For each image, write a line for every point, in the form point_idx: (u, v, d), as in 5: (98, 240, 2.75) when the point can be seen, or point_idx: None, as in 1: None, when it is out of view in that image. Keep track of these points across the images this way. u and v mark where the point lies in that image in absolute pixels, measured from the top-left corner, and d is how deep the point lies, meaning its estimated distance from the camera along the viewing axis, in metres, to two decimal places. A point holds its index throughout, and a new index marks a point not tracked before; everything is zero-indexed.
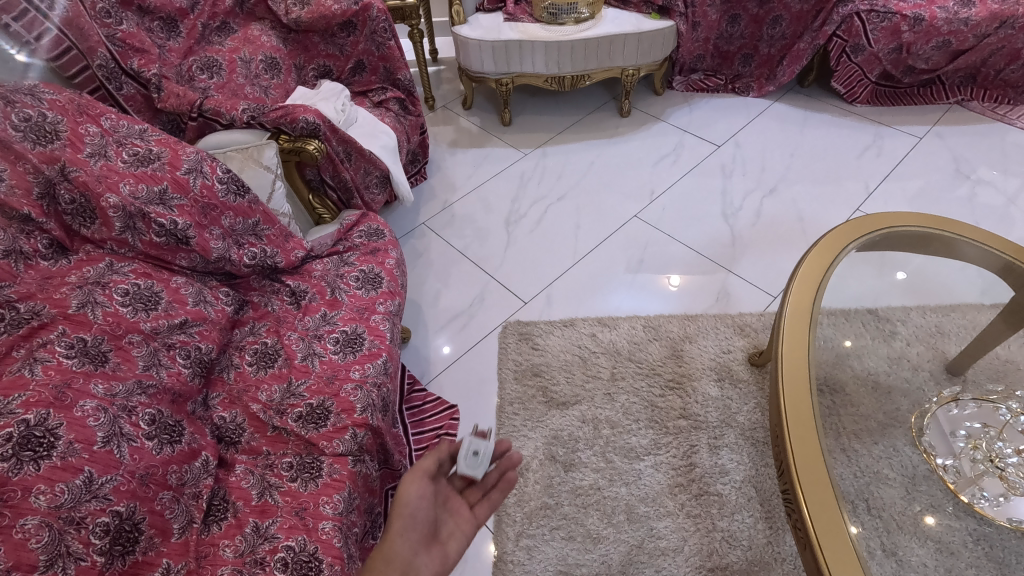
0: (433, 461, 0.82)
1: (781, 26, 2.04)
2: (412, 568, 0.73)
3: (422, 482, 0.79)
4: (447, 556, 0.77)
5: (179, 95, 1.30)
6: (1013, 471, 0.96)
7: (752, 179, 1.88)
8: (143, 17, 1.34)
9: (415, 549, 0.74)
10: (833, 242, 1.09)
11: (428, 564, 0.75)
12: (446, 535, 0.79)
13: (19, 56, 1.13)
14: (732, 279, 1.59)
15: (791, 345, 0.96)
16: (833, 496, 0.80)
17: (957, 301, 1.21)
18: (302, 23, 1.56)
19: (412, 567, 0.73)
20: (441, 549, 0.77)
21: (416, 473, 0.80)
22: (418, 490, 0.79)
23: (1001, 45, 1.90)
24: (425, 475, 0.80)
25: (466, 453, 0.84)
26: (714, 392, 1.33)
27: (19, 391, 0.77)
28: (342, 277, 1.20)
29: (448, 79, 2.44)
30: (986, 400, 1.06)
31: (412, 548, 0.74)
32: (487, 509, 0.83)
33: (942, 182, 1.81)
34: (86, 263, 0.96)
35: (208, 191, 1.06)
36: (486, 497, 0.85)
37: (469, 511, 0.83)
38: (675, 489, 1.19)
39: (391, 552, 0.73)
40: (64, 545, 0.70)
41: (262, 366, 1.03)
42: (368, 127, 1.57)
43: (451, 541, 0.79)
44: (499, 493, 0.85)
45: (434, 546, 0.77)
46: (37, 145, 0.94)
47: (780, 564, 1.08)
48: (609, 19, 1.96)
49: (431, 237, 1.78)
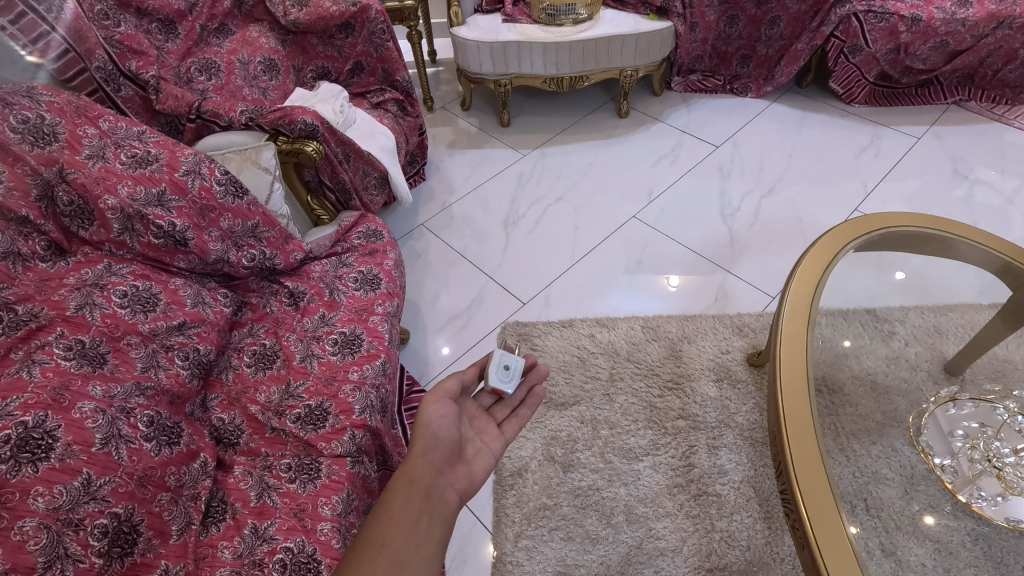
0: (456, 383, 0.82)
1: (779, 26, 2.04)
2: (438, 486, 0.76)
3: (445, 404, 0.79)
4: (473, 474, 0.80)
5: (177, 96, 1.30)
6: (1010, 471, 0.95)
7: (750, 179, 1.88)
8: (141, 19, 1.35)
9: (439, 469, 0.77)
10: (830, 242, 1.09)
11: (454, 482, 0.78)
12: (471, 454, 0.82)
13: (31, 55, 1.13)
14: (731, 279, 1.59)
15: (789, 345, 0.96)
16: (831, 496, 0.80)
17: (955, 300, 1.21)
18: (300, 25, 1.57)
19: (438, 485, 0.76)
20: (467, 468, 0.80)
21: (438, 395, 0.80)
22: (441, 412, 0.79)
23: (999, 45, 1.90)
24: (448, 397, 0.80)
25: (498, 367, 0.86)
26: (713, 392, 1.33)
27: (16, 393, 0.77)
28: (341, 278, 1.20)
29: (446, 80, 2.44)
30: (983, 399, 1.06)
31: (437, 468, 0.77)
32: (515, 426, 0.88)
33: (940, 182, 1.81)
34: (84, 265, 0.96)
35: (206, 193, 1.06)
36: (513, 415, 0.89)
37: (495, 429, 0.86)
38: (674, 489, 1.19)
39: (415, 473, 0.75)
40: (62, 547, 0.70)
41: (260, 368, 1.04)
42: (367, 128, 1.57)
43: (477, 458, 0.82)
44: (526, 410, 0.90)
45: (459, 465, 0.80)
46: (35, 147, 0.94)
47: (778, 564, 1.08)
48: (607, 20, 1.96)
49: (429, 238, 1.78)
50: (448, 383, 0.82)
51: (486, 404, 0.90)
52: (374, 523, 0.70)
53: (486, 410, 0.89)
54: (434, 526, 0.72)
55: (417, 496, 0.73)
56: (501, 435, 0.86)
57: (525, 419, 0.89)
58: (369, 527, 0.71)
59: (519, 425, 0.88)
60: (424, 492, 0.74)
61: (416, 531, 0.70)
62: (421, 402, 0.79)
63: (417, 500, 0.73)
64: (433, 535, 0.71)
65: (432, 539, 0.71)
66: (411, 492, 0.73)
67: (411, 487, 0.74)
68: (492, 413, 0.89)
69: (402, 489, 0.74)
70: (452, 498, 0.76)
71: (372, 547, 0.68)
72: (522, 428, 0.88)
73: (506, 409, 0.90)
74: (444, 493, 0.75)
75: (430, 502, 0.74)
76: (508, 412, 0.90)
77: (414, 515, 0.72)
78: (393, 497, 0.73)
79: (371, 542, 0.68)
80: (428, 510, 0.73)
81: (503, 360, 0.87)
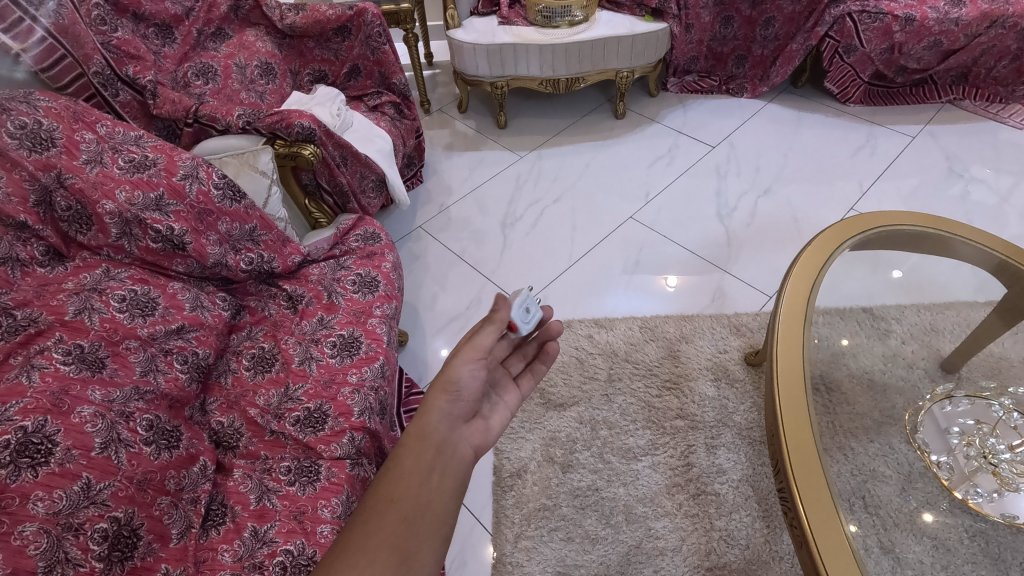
0: (488, 337, 0.76)
1: (774, 27, 2.05)
2: (451, 441, 0.73)
3: (476, 362, 0.75)
4: (488, 429, 0.79)
5: (174, 101, 1.30)
6: (1006, 467, 0.97)
7: (747, 179, 1.89)
8: (138, 24, 1.35)
9: (454, 424, 0.74)
10: (827, 241, 1.10)
11: (469, 437, 0.75)
12: (487, 409, 0.80)
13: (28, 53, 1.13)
14: (728, 279, 1.60)
15: (785, 344, 0.96)
16: (828, 494, 0.81)
17: (952, 298, 1.21)
18: (296, 29, 1.59)
19: (451, 440, 0.73)
20: (483, 424, 0.79)
21: (469, 352, 0.75)
22: (470, 369, 0.75)
23: (992, 45, 1.92)
24: (479, 354, 0.76)
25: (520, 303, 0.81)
26: (710, 391, 1.34)
27: (16, 398, 0.77)
28: (339, 281, 1.20)
29: (443, 82, 2.45)
30: (979, 396, 1.08)
31: (450, 422, 0.74)
32: (529, 381, 0.88)
33: (935, 181, 1.82)
34: (83, 270, 0.96)
35: (205, 197, 1.06)
36: (528, 370, 0.89)
37: (510, 385, 0.86)
38: (672, 489, 1.19)
39: (427, 428, 0.72)
40: (62, 552, 0.70)
41: (259, 371, 1.04)
42: (364, 131, 1.58)
43: (494, 414, 0.81)
44: (542, 366, 0.89)
45: (474, 420, 0.78)
46: (32, 152, 0.94)
47: (777, 562, 1.09)
48: (603, 22, 1.97)
49: (427, 241, 1.79)
50: (485, 337, 0.76)
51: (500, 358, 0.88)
52: (385, 477, 0.68)
53: (500, 366, 0.87)
54: (447, 481, 0.69)
55: (429, 451, 0.70)
56: (516, 392, 0.86)
57: (539, 375, 0.89)
58: (379, 481, 0.68)
59: (533, 381, 0.88)
60: (437, 447, 0.71)
61: (428, 486, 0.68)
62: (451, 355, 0.75)
63: (428, 456, 0.70)
64: (446, 491, 0.69)
65: (446, 495, 0.68)
66: (422, 448, 0.70)
67: (422, 442, 0.71)
68: (507, 369, 0.88)
69: (413, 444, 0.70)
70: (466, 452, 0.74)
71: (384, 503, 0.66)
72: (536, 385, 0.88)
73: (519, 364, 0.89)
74: (458, 447, 0.73)
75: (443, 457, 0.71)
76: (522, 365, 0.90)
77: (426, 470, 0.69)
78: (404, 451, 0.70)
79: (382, 497, 0.66)
80: (440, 465, 0.70)
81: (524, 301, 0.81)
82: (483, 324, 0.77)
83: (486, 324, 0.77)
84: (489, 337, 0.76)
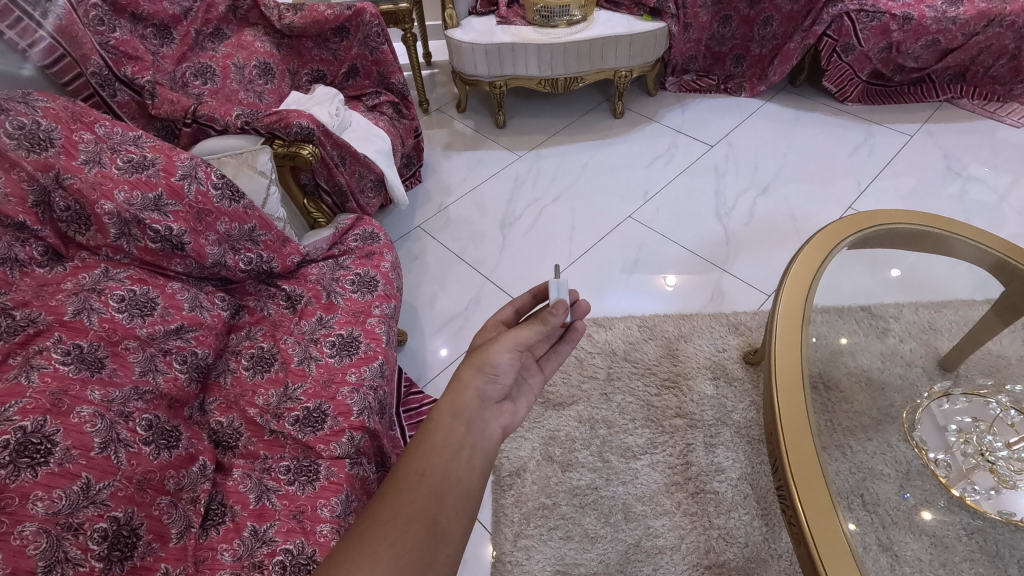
0: (532, 333, 0.76)
1: (772, 26, 2.05)
2: (481, 418, 0.72)
3: (515, 350, 0.75)
4: (517, 412, 0.77)
5: (173, 101, 1.30)
6: (1003, 464, 0.96)
7: (745, 178, 1.89)
8: (136, 24, 1.35)
9: (485, 403, 0.73)
10: (825, 240, 1.10)
11: (498, 418, 0.74)
12: (515, 391, 0.78)
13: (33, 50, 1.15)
14: (726, 278, 1.60)
15: (784, 342, 0.97)
16: (827, 492, 0.81)
17: (949, 296, 1.22)
18: (295, 29, 1.59)
19: (481, 418, 0.72)
20: (512, 406, 0.76)
21: (510, 341, 0.75)
22: (510, 357, 0.75)
23: (989, 43, 1.92)
24: (520, 344, 0.76)
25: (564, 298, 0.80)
26: (709, 390, 1.34)
27: (15, 398, 0.77)
28: (338, 281, 1.20)
29: (441, 82, 2.45)
30: (977, 394, 1.08)
31: (482, 401, 0.73)
32: (553, 364, 0.85)
33: (934, 179, 1.83)
34: (81, 270, 0.96)
35: (203, 197, 1.06)
36: (551, 351, 0.86)
37: (536, 368, 0.83)
38: (672, 487, 1.20)
39: (458, 405, 0.70)
40: (62, 551, 0.70)
41: (258, 371, 1.04)
42: (362, 131, 1.58)
43: (522, 397, 0.79)
44: (565, 348, 0.85)
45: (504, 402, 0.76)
46: (31, 153, 0.94)
47: (776, 560, 1.09)
48: (601, 21, 1.97)
49: (426, 240, 1.79)
50: (528, 333, 0.75)
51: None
52: (415, 450, 0.67)
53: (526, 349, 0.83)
54: (477, 458, 0.68)
55: (459, 427, 0.69)
56: (540, 375, 0.83)
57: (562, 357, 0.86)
58: (410, 453, 0.67)
59: (556, 364, 0.85)
60: (468, 424, 0.70)
61: (458, 462, 0.67)
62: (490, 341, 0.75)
63: (459, 432, 0.69)
64: (475, 468, 0.68)
65: (476, 471, 0.67)
66: (453, 424, 0.69)
67: (454, 418, 0.69)
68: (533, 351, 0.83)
69: (445, 420, 0.69)
70: (495, 431, 0.72)
71: (414, 475, 0.65)
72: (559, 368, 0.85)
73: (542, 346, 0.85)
74: (487, 425, 0.72)
75: (473, 434, 0.69)
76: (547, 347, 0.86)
77: (457, 446, 0.68)
78: (435, 426, 0.69)
79: (413, 469, 0.65)
80: (470, 441, 0.69)
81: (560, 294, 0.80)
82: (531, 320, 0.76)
83: (535, 321, 0.76)
84: (534, 334, 0.76)
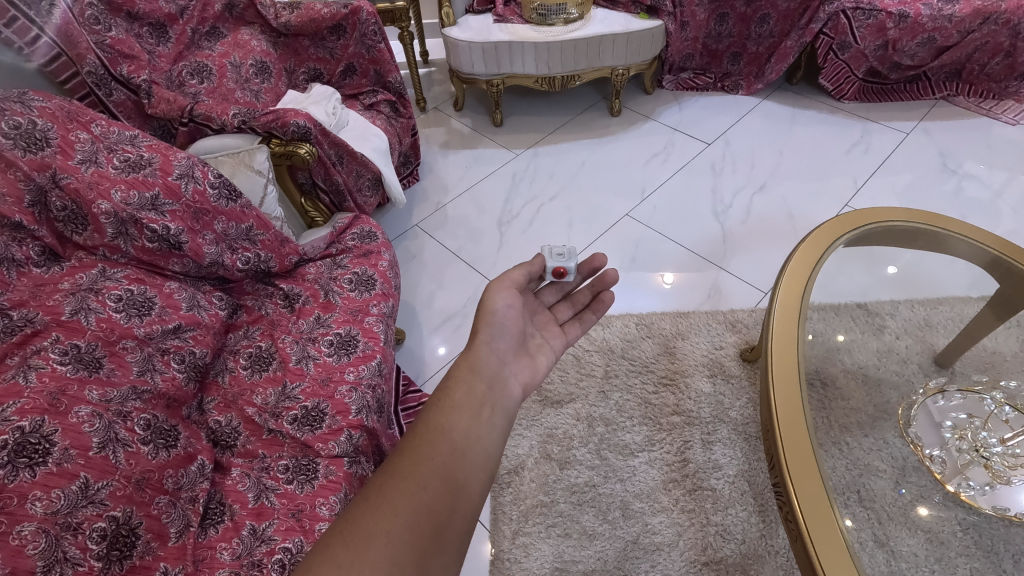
0: (520, 274, 0.85)
1: (769, 24, 2.06)
2: (501, 376, 0.76)
3: (510, 294, 0.81)
4: (536, 366, 0.81)
5: (169, 100, 1.30)
6: (997, 460, 0.96)
7: (742, 176, 1.90)
8: (132, 23, 1.35)
9: (504, 359, 0.77)
10: (820, 238, 1.10)
11: (518, 374, 0.78)
12: (533, 347, 0.83)
13: (30, 46, 1.15)
14: (724, 275, 1.61)
15: (780, 338, 0.97)
16: (823, 488, 0.81)
17: (945, 294, 1.21)
18: (292, 27, 1.58)
19: (501, 375, 0.76)
20: (530, 360, 0.81)
21: (502, 284, 0.82)
22: (506, 299, 0.80)
23: (985, 41, 1.93)
24: (512, 287, 0.82)
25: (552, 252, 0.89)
26: (706, 387, 1.34)
27: (13, 399, 0.77)
28: (335, 280, 1.20)
29: (438, 80, 2.45)
30: (971, 391, 1.09)
31: (501, 359, 0.77)
32: (577, 329, 0.89)
33: (929, 176, 1.83)
34: (79, 270, 0.95)
35: (200, 197, 1.06)
36: (577, 318, 0.91)
37: (556, 329, 0.88)
38: (669, 484, 1.20)
39: (478, 362, 0.74)
40: (61, 551, 0.70)
41: (256, 370, 1.04)
42: (359, 130, 1.58)
43: (540, 353, 0.83)
44: (590, 316, 0.90)
45: (521, 357, 0.81)
46: (27, 152, 0.94)
47: (773, 557, 1.10)
48: (598, 19, 1.97)
49: (424, 239, 1.79)
50: (514, 274, 0.84)
51: (545, 305, 0.92)
52: (436, 409, 0.69)
53: (547, 313, 0.90)
54: (495, 418, 0.71)
55: (479, 385, 0.73)
56: (562, 337, 0.88)
57: (587, 325, 0.90)
58: (429, 411, 0.70)
59: (580, 330, 0.89)
60: (488, 382, 0.73)
61: (478, 419, 0.69)
62: (486, 291, 0.81)
63: (480, 390, 0.72)
64: (495, 426, 0.70)
65: (493, 430, 0.70)
66: (473, 381, 0.73)
67: (474, 376, 0.73)
68: (556, 316, 0.90)
69: (465, 377, 0.73)
70: (514, 390, 0.76)
71: (434, 432, 0.67)
72: (583, 334, 0.89)
73: (567, 312, 0.92)
74: (507, 383, 0.76)
75: (494, 392, 0.73)
76: (571, 313, 0.92)
77: (477, 403, 0.71)
78: (455, 384, 0.72)
79: (432, 427, 0.67)
80: (490, 400, 0.72)
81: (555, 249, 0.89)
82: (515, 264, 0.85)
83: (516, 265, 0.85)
84: (519, 272, 0.84)
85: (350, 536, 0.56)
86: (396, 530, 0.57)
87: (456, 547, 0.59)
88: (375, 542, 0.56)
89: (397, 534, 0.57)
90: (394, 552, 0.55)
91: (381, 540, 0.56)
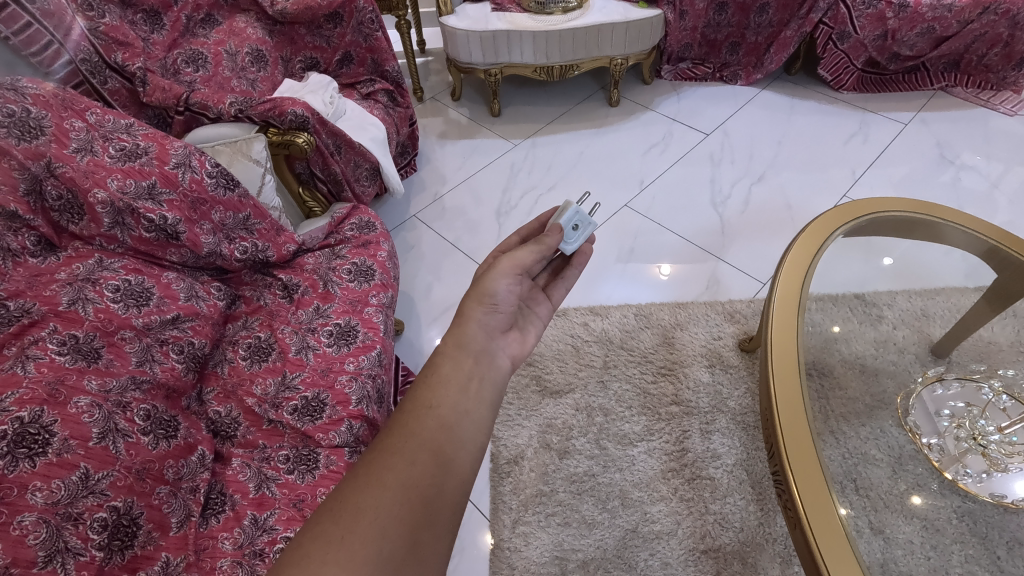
0: (527, 256, 0.80)
1: (767, 13, 2.04)
2: (489, 350, 0.75)
3: (512, 276, 0.78)
4: (525, 340, 0.81)
5: (165, 89, 1.29)
6: (995, 448, 0.97)
7: (741, 167, 1.90)
8: (125, 10, 1.32)
9: (491, 334, 0.76)
10: (819, 229, 1.10)
11: (506, 348, 0.78)
12: (522, 320, 0.82)
13: (14, 34, 1.11)
14: (722, 266, 1.61)
15: (779, 329, 0.97)
16: (823, 479, 0.82)
17: (941, 284, 1.22)
18: (288, 15, 1.54)
19: (489, 350, 0.75)
20: (519, 335, 0.80)
21: (508, 266, 0.78)
22: (508, 284, 0.77)
23: (983, 32, 1.92)
24: (517, 270, 0.79)
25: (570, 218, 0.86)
26: (705, 377, 1.35)
27: (11, 389, 0.76)
28: (335, 270, 1.19)
29: (435, 70, 2.44)
30: (970, 379, 1.08)
31: (487, 332, 0.76)
32: (560, 289, 0.89)
33: (926, 167, 1.84)
34: (76, 260, 0.95)
35: (197, 185, 1.04)
36: (560, 279, 0.90)
37: (542, 297, 0.86)
38: (668, 473, 1.21)
39: (464, 338, 0.74)
40: (62, 541, 0.69)
41: (256, 360, 1.04)
42: (357, 119, 1.57)
43: (528, 324, 0.83)
44: (572, 272, 0.89)
45: (511, 332, 0.80)
46: (21, 141, 0.92)
47: (771, 544, 1.11)
48: (597, 8, 1.95)
49: (422, 229, 1.78)
50: (524, 256, 0.79)
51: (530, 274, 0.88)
52: (423, 385, 0.69)
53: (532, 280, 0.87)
54: (483, 391, 0.70)
55: (466, 360, 0.72)
56: (547, 304, 0.87)
57: (571, 282, 0.90)
58: (417, 388, 0.69)
59: (564, 291, 0.89)
60: (475, 357, 0.73)
61: (467, 393, 0.69)
62: (488, 271, 0.78)
63: (467, 364, 0.72)
64: (484, 398, 0.70)
65: (482, 403, 0.69)
66: (460, 356, 0.72)
67: (461, 351, 0.73)
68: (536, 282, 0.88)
69: (452, 353, 0.72)
70: (503, 362, 0.76)
71: (421, 409, 0.66)
72: (566, 293, 0.89)
73: (546, 276, 0.90)
74: (495, 356, 0.75)
75: (482, 365, 0.73)
76: (555, 278, 0.90)
77: (466, 377, 0.70)
78: (442, 360, 0.71)
79: (419, 404, 0.67)
80: (478, 373, 0.72)
81: (574, 217, 0.86)
82: (527, 244, 0.80)
83: (532, 246, 0.81)
84: (531, 256, 0.80)
85: (339, 512, 0.57)
86: (386, 504, 0.57)
87: (449, 518, 0.60)
88: (365, 517, 0.56)
89: (387, 509, 0.57)
90: (383, 528, 0.56)
91: (371, 515, 0.56)
